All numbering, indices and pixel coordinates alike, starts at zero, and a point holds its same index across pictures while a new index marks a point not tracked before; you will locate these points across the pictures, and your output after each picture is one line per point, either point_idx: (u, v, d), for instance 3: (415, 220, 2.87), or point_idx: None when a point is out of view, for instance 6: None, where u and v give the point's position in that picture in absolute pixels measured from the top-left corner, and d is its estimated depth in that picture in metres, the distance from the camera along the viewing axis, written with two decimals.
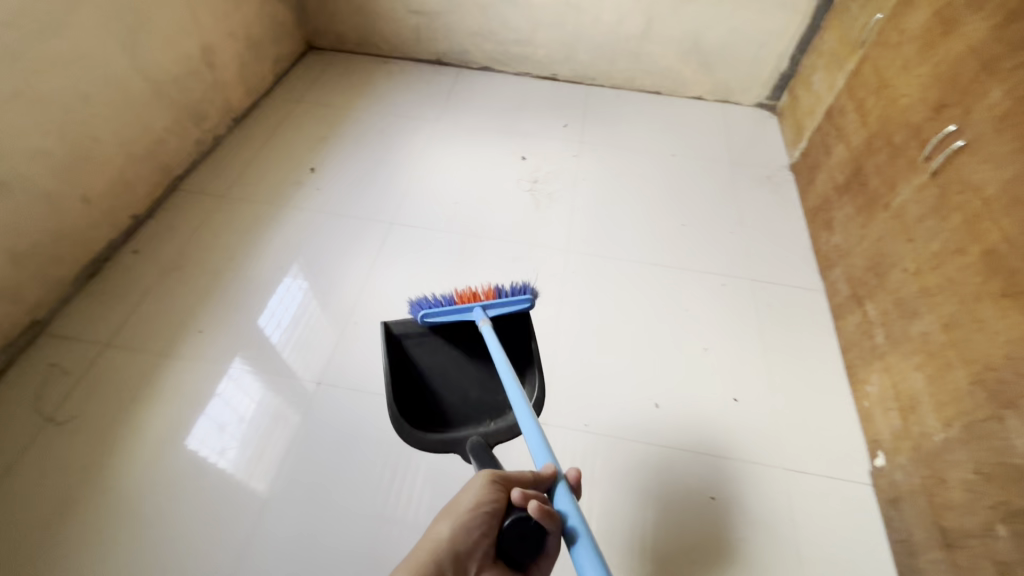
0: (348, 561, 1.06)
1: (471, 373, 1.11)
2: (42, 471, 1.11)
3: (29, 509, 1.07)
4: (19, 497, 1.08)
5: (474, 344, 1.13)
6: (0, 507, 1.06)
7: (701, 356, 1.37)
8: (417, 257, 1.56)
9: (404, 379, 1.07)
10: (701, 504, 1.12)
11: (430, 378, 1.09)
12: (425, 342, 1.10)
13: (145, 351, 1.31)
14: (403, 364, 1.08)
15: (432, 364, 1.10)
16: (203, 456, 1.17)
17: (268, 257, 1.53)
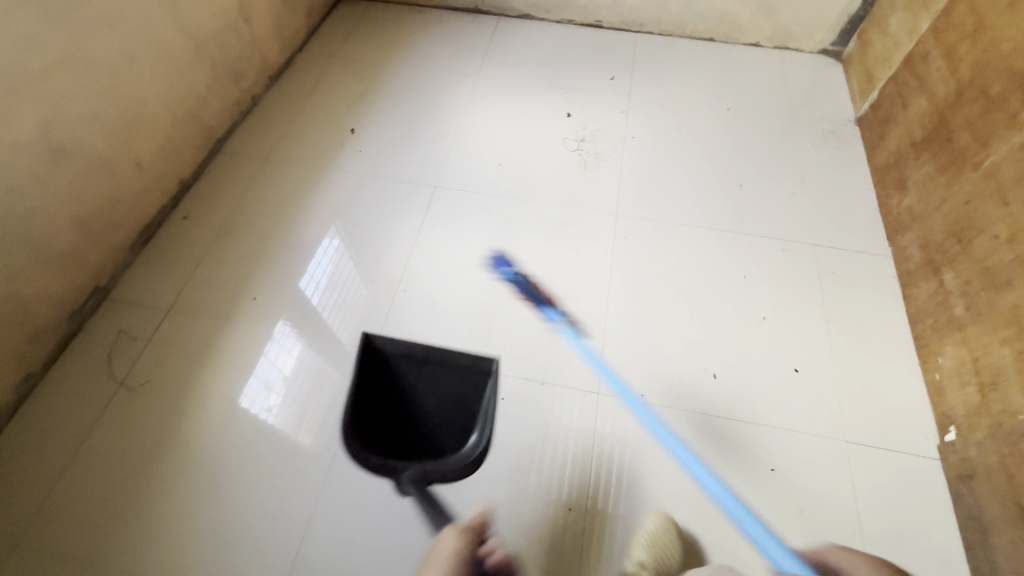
0: (411, 521, 1.09)
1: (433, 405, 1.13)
2: (120, 432, 1.16)
3: (113, 466, 1.12)
4: (102, 455, 1.13)
5: (439, 381, 1.15)
6: (86, 464, 1.12)
7: (761, 325, 1.32)
8: (462, 221, 1.52)
9: (373, 394, 1.13)
10: (761, 477, 1.11)
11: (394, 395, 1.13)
12: (402, 361, 1.15)
13: (204, 317, 1.33)
14: (377, 377, 1.15)
15: (404, 388, 1.14)
16: (254, 414, 1.20)
17: (313, 222, 1.52)
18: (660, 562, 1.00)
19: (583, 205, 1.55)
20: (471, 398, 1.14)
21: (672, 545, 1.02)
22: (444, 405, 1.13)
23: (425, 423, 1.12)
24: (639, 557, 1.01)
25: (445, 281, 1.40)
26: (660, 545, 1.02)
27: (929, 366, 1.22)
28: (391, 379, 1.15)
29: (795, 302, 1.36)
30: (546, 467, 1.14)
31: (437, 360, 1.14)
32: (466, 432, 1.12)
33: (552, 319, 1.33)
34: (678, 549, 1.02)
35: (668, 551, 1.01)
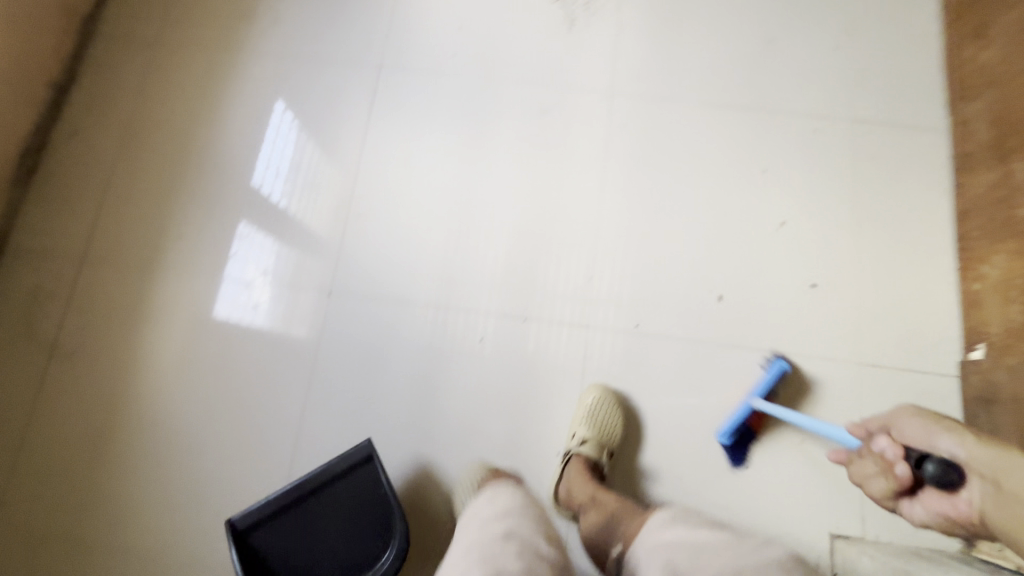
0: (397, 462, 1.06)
1: (336, 530, 0.97)
2: (69, 400, 1.10)
3: (71, 437, 1.09)
4: (57, 426, 1.09)
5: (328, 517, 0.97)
6: (44, 436, 1.09)
7: (779, 231, 1.12)
8: (417, 118, 1.23)
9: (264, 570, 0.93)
10: (761, 408, 1.04)
11: (288, 557, 0.95)
12: (272, 524, 0.95)
13: (129, 265, 1.17)
14: (257, 559, 0.93)
15: (291, 544, 0.95)
16: (238, 318, 1.15)
17: (235, 129, 1.24)
18: (601, 435, 1.00)
19: (568, 84, 1.22)
20: (371, 505, 0.98)
21: (611, 418, 1.01)
22: (346, 526, 0.97)
23: (339, 550, 0.96)
24: (582, 433, 1.00)
25: (405, 200, 1.19)
26: (598, 417, 1.01)
27: (968, 273, 1.06)
28: (270, 549, 0.94)
29: (821, 199, 1.14)
30: (532, 410, 1.06)
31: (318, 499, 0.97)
32: (382, 528, 0.98)
33: (530, 241, 1.15)
34: (615, 420, 1.01)
35: (608, 424, 1.00)
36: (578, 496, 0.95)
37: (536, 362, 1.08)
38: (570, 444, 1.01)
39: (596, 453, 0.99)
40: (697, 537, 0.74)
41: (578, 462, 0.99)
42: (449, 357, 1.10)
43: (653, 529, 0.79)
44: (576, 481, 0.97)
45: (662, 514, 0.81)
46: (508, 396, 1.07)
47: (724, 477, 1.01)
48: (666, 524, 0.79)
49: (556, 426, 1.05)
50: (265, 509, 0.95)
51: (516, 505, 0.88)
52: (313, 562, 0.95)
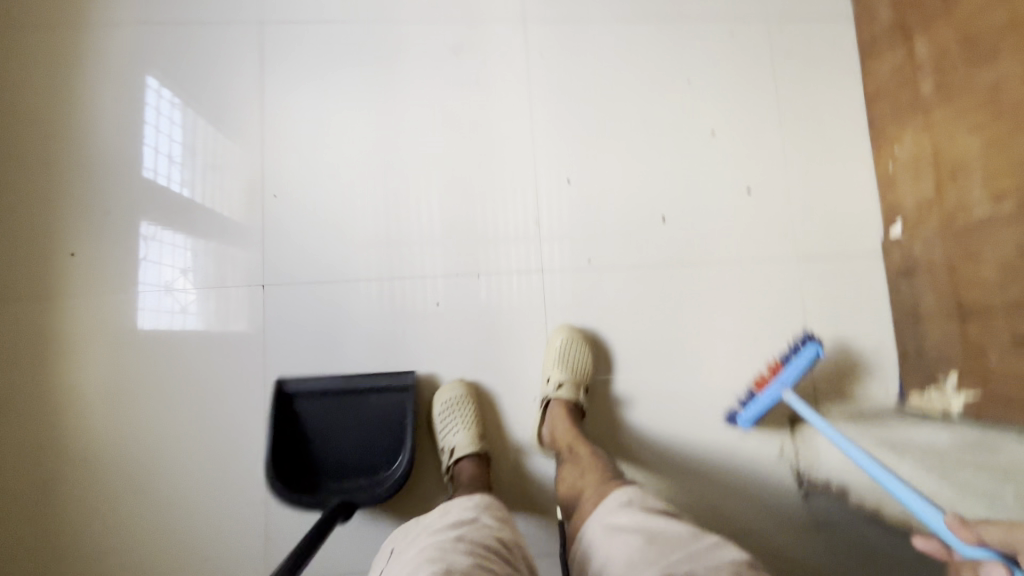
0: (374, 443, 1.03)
1: (359, 434, 1.02)
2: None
3: (9, 493, 0.99)
4: None
5: (357, 419, 1.03)
6: None
7: (709, 143, 1.13)
8: (317, 77, 1.11)
9: (289, 438, 1.01)
10: (716, 317, 1.08)
11: (314, 436, 1.02)
12: (317, 401, 1.03)
13: (22, 297, 1.03)
14: (292, 425, 1.02)
15: (316, 428, 1.02)
16: (167, 326, 1.05)
17: (107, 120, 1.08)
18: (575, 376, 1.00)
19: (475, 15, 1.13)
20: (389, 424, 1.02)
21: (581, 356, 1.02)
22: (366, 434, 1.02)
23: (352, 455, 1.01)
24: (557, 378, 1.00)
25: (324, 170, 1.09)
26: (571, 357, 1.02)
27: (882, 156, 1.12)
28: (303, 420, 1.02)
29: (745, 104, 1.14)
30: (500, 363, 1.06)
31: (355, 398, 1.03)
32: (394, 452, 1.02)
33: (468, 193, 1.09)
34: (586, 357, 1.02)
35: (579, 363, 1.01)
36: (560, 442, 0.97)
37: (495, 316, 1.07)
38: (547, 389, 1.01)
39: (573, 395, 0.99)
40: (657, 524, 0.71)
41: (557, 405, 1.00)
42: (406, 327, 1.06)
43: (613, 511, 0.77)
44: (559, 426, 0.99)
45: (624, 494, 0.79)
46: (475, 355, 1.06)
47: (690, 388, 1.07)
48: (627, 506, 0.76)
49: (527, 374, 1.06)
50: (316, 385, 1.03)
51: (482, 502, 0.81)
52: (328, 450, 1.01)
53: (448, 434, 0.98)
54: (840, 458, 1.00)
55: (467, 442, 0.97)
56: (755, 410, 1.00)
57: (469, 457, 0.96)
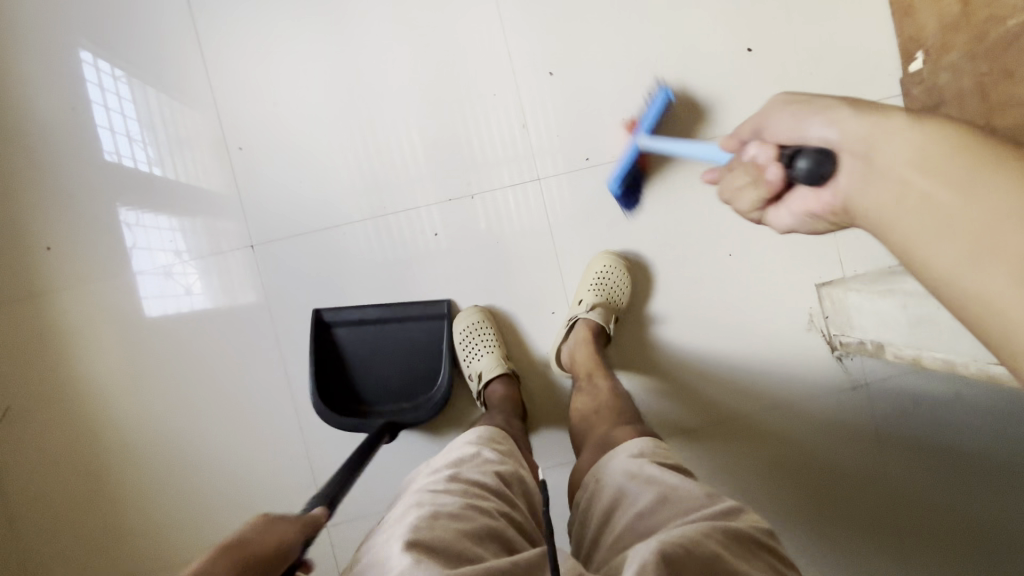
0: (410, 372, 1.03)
1: (398, 360, 1.01)
2: (50, 459, 1.03)
3: (75, 491, 1.03)
4: (53, 488, 1.03)
5: (396, 345, 1.01)
6: (49, 500, 1.03)
7: (699, 3, 1.00)
8: (251, 6, 0.99)
9: (329, 367, 1.00)
10: None
11: (353, 364, 1.01)
12: (354, 330, 1.01)
13: (24, 305, 1.01)
14: (332, 353, 1.00)
15: (356, 354, 1.01)
16: (176, 311, 1.02)
17: (51, 106, 1.00)
18: (610, 302, 0.97)
19: None
20: (427, 348, 1.01)
21: (620, 282, 0.98)
22: (405, 360, 1.01)
23: (392, 381, 1.01)
24: (590, 301, 0.96)
25: (287, 114, 1.00)
26: (610, 283, 0.97)
27: None
28: (345, 348, 1.01)
29: None
30: (512, 283, 1.02)
31: (393, 325, 1.01)
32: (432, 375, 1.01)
33: (446, 110, 1.00)
34: (626, 286, 0.98)
35: (617, 290, 0.97)
36: (579, 366, 0.96)
37: (497, 235, 1.01)
38: (577, 309, 0.98)
39: (604, 322, 0.97)
40: (670, 479, 0.66)
41: (585, 326, 0.96)
42: (411, 266, 1.02)
43: (622, 460, 0.72)
44: (583, 350, 0.96)
45: (635, 445, 0.74)
46: (486, 281, 1.02)
47: (709, 273, 1.03)
48: (637, 458, 0.72)
49: (540, 289, 1.02)
50: (351, 314, 1.00)
51: (487, 437, 0.80)
52: (368, 377, 1.01)
53: (475, 358, 0.97)
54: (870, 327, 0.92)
55: (494, 364, 0.96)
56: (620, 167, 0.96)
57: (499, 379, 0.96)
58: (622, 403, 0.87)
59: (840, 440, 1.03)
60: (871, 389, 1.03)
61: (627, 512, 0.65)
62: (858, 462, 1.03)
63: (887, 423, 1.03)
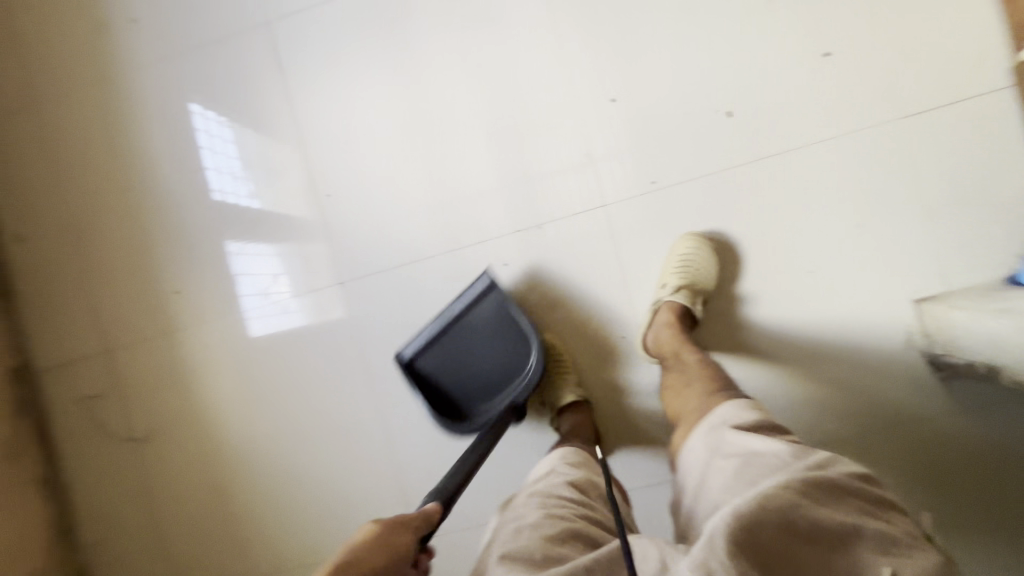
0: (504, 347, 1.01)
1: (482, 347, 1.01)
2: (173, 476, 1.11)
3: (195, 505, 1.12)
4: (177, 501, 1.12)
5: (472, 341, 1.01)
6: (173, 513, 1.12)
7: (767, 11, 0.96)
8: (332, 60, 1.06)
9: (433, 397, 1.01)
10: (808, 210, 0.97)
11: (448, 376, 1.01)
12: (433, 351, 1.02)
13: (147, 339, 1.11)
14: (428, 385, 1.02)
15: (445, 370, 1.01)
16: (280, 326, 1.10)
17: (162, 160, 1.10)
18: (694, 284, 0.94)
19: None
20: (505, 325, 1.00)
21: (706, 264, 0.95)
22: (490, 346, 1.00)
23: (490, 366, 1.01)
24: (673, 283, 0.93)
25: (366, 157, 1.07)
26: (693, 266, 0.94)
27: None
28: (434, 371, 1.01)
29: None
30: (581, 307, 1.03)
31: (459, 329, 1.01)
32: (521, 343, 1.00)
33: (511, 142, 1.04)
34: (711, 268, 0.95)
35: (703, 272, 0.94)
36: (664, 347, 0.94)
37: (567, 261, 1.03)
38: (661, 293, 0.96)
39: (690, 302, 0.93)
40: (751, 444, 0.71)
41: (668, 310, 0.94)
42: None
43: (705, 434, 0.78)
44: (666, 332, 0.94)
45: (717, 416, 0.79)
46: (554, 307, 1.04)
47: (791, 288, 0.99)
48: (719, 430, 0.77)
49: (612, 312, 1.02)
50: (422, 341, 1.01)
51: (565, 455, 0.85)
52: (468, 381, 1.01)
53: (546, 387, 1.01)
54: (975, 334, 0.85)
55: (564, 394, 0.99)
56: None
57: (570, 407, 0.98)
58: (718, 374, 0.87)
59: (943, 463, 0.96)
60: (987, 410, 0.94)
61: (713, 488, 0.70)
62: (966, 490, 0.95)
63: (1001, 446, 0.94)
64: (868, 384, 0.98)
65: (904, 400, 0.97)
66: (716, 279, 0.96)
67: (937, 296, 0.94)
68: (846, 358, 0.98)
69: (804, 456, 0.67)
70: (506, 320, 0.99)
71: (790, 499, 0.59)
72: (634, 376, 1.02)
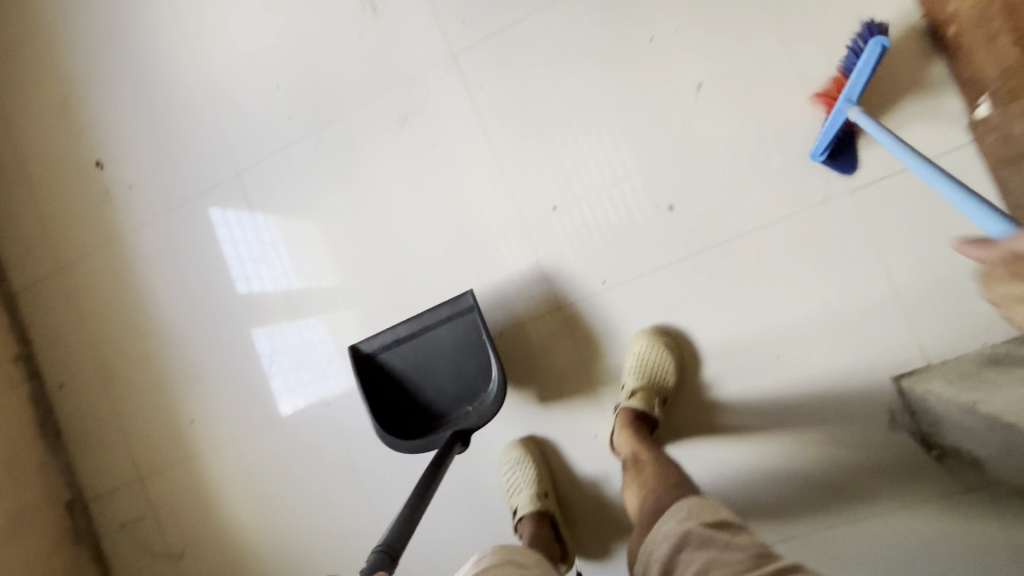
0: (467, 370, 1.01)
1: (442, 363, 1.02)
2: None
3: None
4: None
5: (437, 353, 1.01)
6: None
7: (698, 100, 0.95)
8: (298, 199, 1.14)
9: (383, 392, 1.03)
10: (766, 295, 0.94)
11: (404, 381, 1.03)
12: (394, 350, 1.02)
13: (169, 467, 1.24)
14: (380, 379, 1.03)
15: (408, 376, 1.03)
16: (314, 400, 1.17)
17: (166, 305, 1.23)
18: (652, 383, 0.94)
19: (407, 75, 1.06)
20: (474, 346, 0.99)
21: (663, 363, 0.95)
22: (455, 363, 1.01)
23: (450, 387, 1.02)
24: (630, 385, 0.95)
25: (335, 283, 1.14)
26: (649, 366, 0.95)
27: (938, 19, 0.84)
28: (392, 372, 1.03)
29: (729, 34, 0.93)
30: (549, 411, 1.05)
31: (427, 338, 1.01)
32: (486, 369, 0.99)
33: (467, 253, 1.07)
34: (669, 365, 0.94)
35: (660, 370, 0.94)
36: (624, 451, 0.92)
37: (530, 366, 1.05)
38: (621, 396, 0.97)
39: (647, 406, 0.93)
40: (717, 543, 0.65)
41: (625, 414, 0.94)
42: None
43: (671, 525, 0.71)
44: (621, 434, 0.94)
45: (682, 508, 0.73)
46: (525, 411, 1.06)
47: (760, 376, 0.95)
48: (684, 523, 0.70)
49: (579, 414, 1.04)
50: (385, 338, 1.02)
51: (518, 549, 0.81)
52: (423, 387, 1.02)
53: (513, 493, 1.01)
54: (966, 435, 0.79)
55: (528, 502, 0.99)
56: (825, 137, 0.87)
57: (530, 516, 0.98)
58: (674, 471, 0.84)
59: (922, 552, 0.91)
60: (974, 495, 0.88)
61: None
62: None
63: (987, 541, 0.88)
64: (848, 464, 0.93)
65: (886, 477, 0.92)
66: (677, 375, 0.96)
67: (916, 373, 0.89)
68: (820, 439, 0.94)
69: (768, 563, 0.61)
70: (477, 344, 0.99)
71: None
72: (609, 473, 1.03)
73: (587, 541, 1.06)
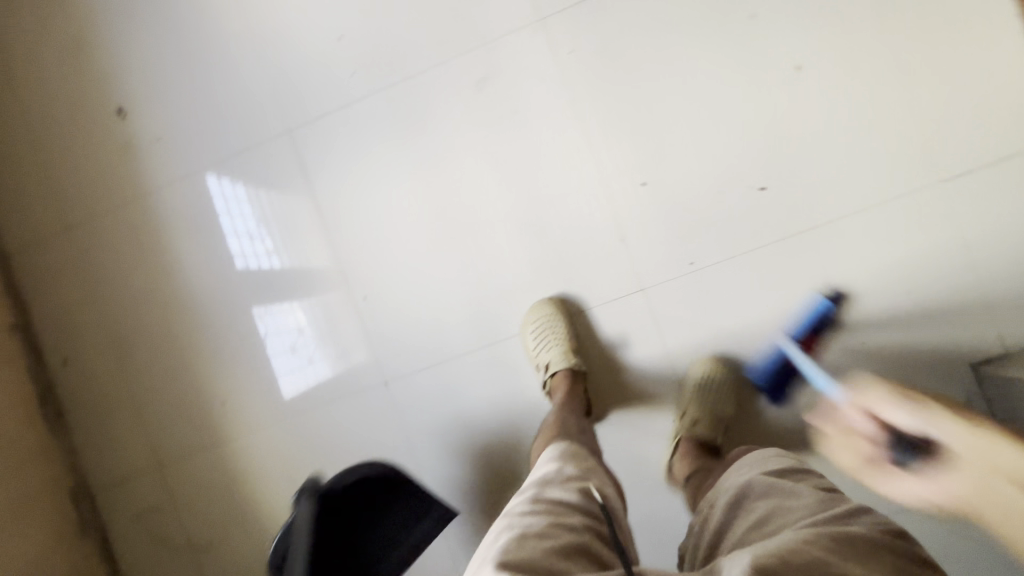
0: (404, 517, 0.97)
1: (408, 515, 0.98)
2: None
3: None
4: None
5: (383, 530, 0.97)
6: None
7: (795, 82, 0.94)
8: (358, 163, 1.06)
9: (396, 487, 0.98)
10: (854, 282, 0.95)
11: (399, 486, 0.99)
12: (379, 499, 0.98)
13: (194, 451, 1.13)
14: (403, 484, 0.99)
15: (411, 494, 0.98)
16: (362, 381, 1.08)
17: (196, 274, 1.11)
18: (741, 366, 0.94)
19: (488, 34, 1.00)
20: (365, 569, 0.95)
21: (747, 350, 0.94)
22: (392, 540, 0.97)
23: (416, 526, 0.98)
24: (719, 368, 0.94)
25: (395, 255, 1.06)
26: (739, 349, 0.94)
27: None
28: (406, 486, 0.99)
29: (831, 17, 0.93)
30: (625, 395, 1.02)
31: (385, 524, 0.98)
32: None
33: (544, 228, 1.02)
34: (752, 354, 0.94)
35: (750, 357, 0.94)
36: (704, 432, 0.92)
37: (607, 348, 1.01)
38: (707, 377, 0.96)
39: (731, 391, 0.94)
40: (782, 487, 0.66)
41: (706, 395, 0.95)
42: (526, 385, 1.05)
43: (737, 480, 0.72)
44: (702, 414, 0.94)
45: (755, 463, 0.74)
46: (600, 396, 1.02)
47: (843, 361, 0.96)
48: (747, 475, 0.72)
49: (657, 399, 1.01)
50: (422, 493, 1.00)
51: (566, 452, 0.76)
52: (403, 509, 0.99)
53: (542, 350, 0.97)
54: None
55: (559, 357, 0.96)
56: None
57: (561, 372, 0.96)
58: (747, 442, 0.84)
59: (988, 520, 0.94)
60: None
61: (739, 526, 0.64)
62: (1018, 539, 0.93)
63: None
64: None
65: None
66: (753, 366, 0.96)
67: (999, 360, 0.91)
68: None
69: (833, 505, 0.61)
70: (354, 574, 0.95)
71: (809, 552, 0.52)
72: None
73: (660, 531, 1.02)
